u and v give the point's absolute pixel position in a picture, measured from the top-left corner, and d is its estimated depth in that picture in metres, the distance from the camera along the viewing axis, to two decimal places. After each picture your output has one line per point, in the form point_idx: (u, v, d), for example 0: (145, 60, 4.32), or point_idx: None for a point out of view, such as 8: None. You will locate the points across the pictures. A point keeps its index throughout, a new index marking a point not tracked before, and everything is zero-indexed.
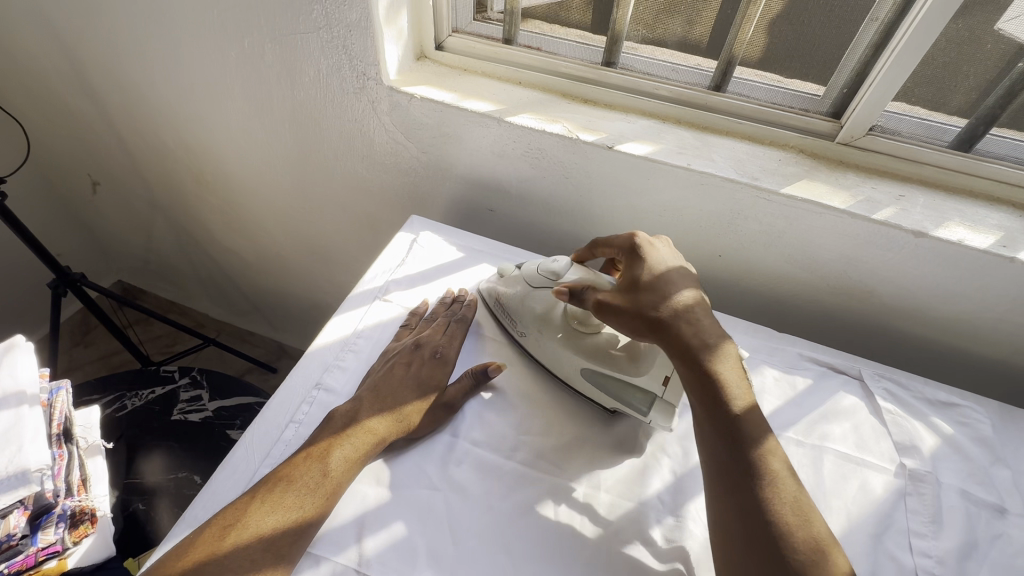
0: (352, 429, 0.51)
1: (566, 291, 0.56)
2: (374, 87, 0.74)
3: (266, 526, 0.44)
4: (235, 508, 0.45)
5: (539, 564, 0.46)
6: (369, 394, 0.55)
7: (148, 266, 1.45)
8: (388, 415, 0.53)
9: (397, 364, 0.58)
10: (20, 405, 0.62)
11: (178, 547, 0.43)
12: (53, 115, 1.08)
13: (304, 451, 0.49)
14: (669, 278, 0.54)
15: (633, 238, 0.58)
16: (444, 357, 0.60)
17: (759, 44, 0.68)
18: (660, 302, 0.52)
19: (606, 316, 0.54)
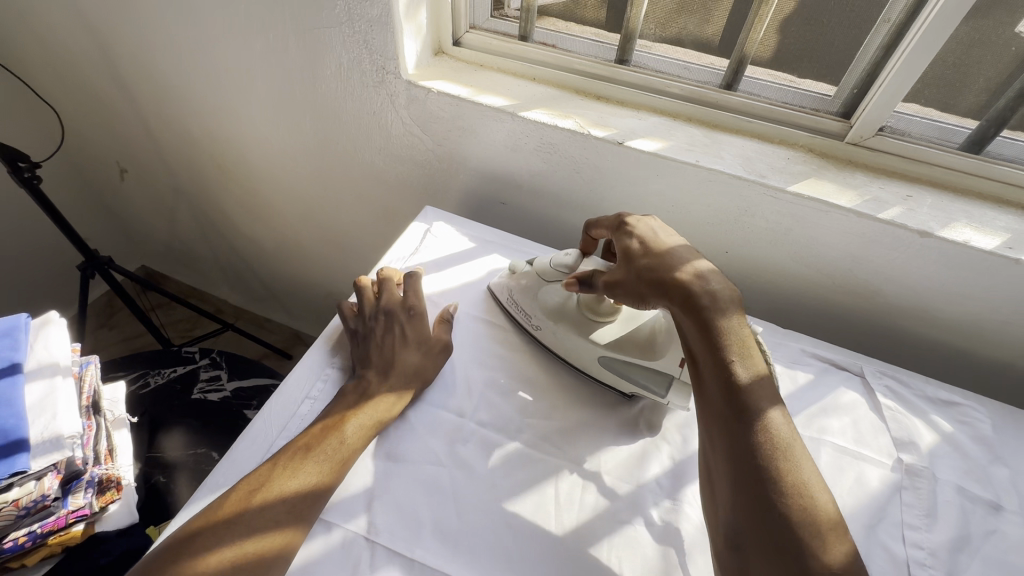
0: (366, 402, 0.54)
1: (575, 281, 0.59)
2: (393, 80, 0.77)
3: (289, 489, 0.46)
4: (257, 473, 0.48)
5: (539, 539, 0.48)
6: (376, 366, 0.58)
7: (171, 252, 1.50)
8: (397, 385, 0.56)
9: (381, 330, 0.61)
10: (54, 375, 0.66)
11: (204, 510, 0.46)
12: (86, 105, 1.13)
13: (321, 422, 0.52)
14: (661, 246, 0.55)
15: (621, 217, 0.60)
16: (420, 315, 0.64)
17: (771, 44, 0.69)
18: (654, 266, 0.53)
19: (617, 296, 0.56)
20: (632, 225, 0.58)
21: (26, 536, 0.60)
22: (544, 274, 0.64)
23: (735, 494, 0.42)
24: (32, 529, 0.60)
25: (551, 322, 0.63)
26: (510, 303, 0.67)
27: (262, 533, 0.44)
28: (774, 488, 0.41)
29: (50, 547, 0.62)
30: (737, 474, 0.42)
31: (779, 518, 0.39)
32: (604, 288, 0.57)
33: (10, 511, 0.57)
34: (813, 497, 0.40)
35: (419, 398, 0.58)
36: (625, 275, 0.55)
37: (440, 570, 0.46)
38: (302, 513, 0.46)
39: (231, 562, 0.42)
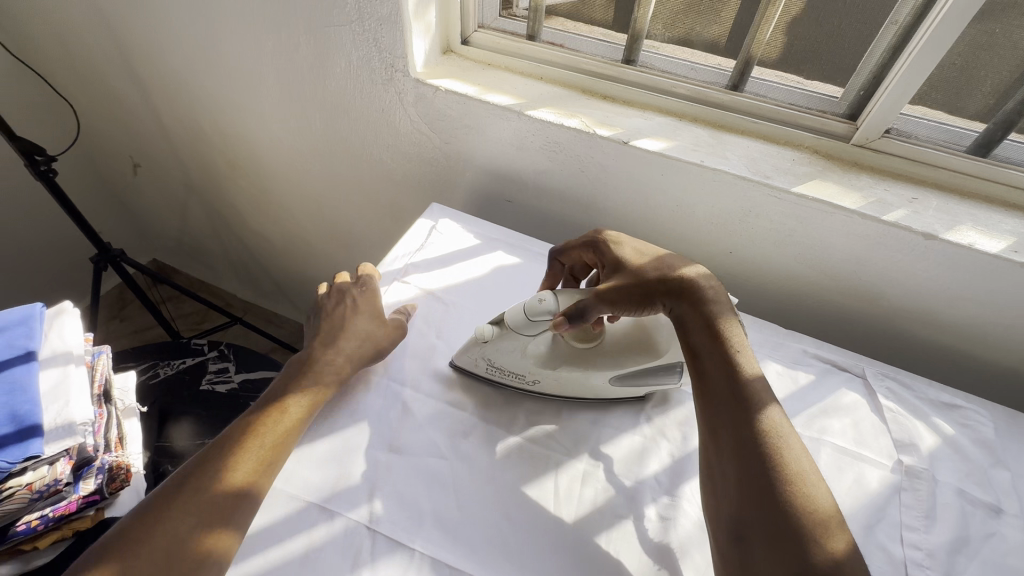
0: (318, 372, 0.56)
1: (565, 319, 0.52)
2: (401, 78, 0.77)
3: (225, 479, 0.46)
4: (215, 450, 0.49)
5: (537, 532, 0.49)
6: (323, 337, 0.60)
7: (181, 246, 1.52)
8: (348, 351, 0.58)
9: (333, 307, 0.63)
10: (67, 363, 0.67)
11: (164, 490, 0.46)
12: (101, 100, 1.15)
13: (273, 395, 0.54)
14: (644, 252, 0.58)
15: (599, 233, 0.62)
16: (369, 289, 0.66)
17: (778, 45, 0.69)
18: (651, 267, 0.55)
19: (618, 306, 0.53)
20: (612, 237, 0.61)
21: (38, 519, 0.62)
22: (521, 330, 0.55)
23: (737, 486, 0.43)
24: (44, 513, 0.62)
25: (549, 370, 0.57)
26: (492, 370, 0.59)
27: (198, 522, 0.44)
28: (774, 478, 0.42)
29: (62, 531, 0.65)
30: (738, 467, 0.44)
31: (781, 506, 0.41)
32: (603, 306, 0.53)
33: (24, 494, 0.58)
34: (809, 486, 0.42)
35: (421, 392, 0.59)
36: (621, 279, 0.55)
37: (440, 560, 0.47)
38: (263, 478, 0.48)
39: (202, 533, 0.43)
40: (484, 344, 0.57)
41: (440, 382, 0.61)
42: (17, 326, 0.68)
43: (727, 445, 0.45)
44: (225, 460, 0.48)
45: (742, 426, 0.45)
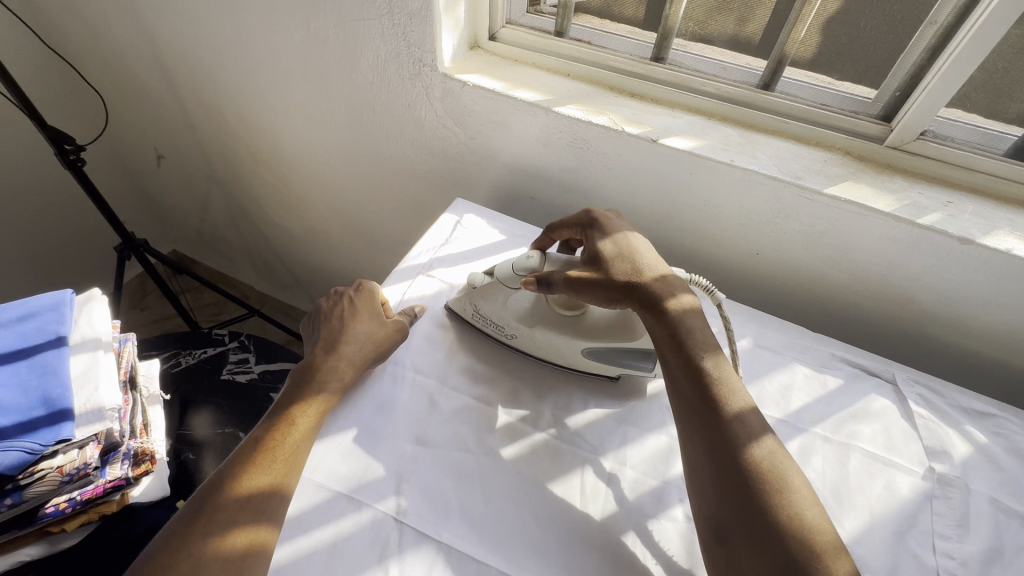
0: (323, 379, 0.55)
1: (534, 280, 0.58)
2: (429, 73, 0.78)
3: (248, 491, 0.46)
4: (229, 469, 0.48)
5: (563, 529, 0.49)
6: (323, 344, 0.58)
7: (201, 237, 1.54)
8: (352, 356, 0.57)
9: (330, 311, 0.62)
10: (96, 349, 0.68)
11: (182, 514, 0.45)
12: (128, 91, 1.16)
13: (281, 407, 0.53)
14: (627, 244, 0.59)
15: (590, 213, 0.64)
16: (368, 290, 0.64)
17: (812, 44, 0.68)
18: (626, 267, 0.56)
19: (582, 293, 0.57)
20: (602, 220, 0.62)
21: (66, 502, 0.62)
22: (507, 281, 0.62)
23: (719, 493, 0.44)
24: (72, 496, 0.63)
25: (525, 326, 0.62)
26: (480, 322, 0.64)
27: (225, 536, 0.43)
28: (754, 483, 0.43)
29: (89, 514, 0.66)
30: (718, 473, 0.44)
31: (763, 512, 0.41)
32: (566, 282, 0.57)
33: (55, 477, 0.59)
34: (792, 490, 0.43)
35: (446, 385, 0.59)
36: (593, 270, 0.57)
37: (468, 553, 0.47)
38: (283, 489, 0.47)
39: (231, 551, 0.42)
40: (473, 290, 0.64)
41: (464, 376, 0.61)
42: (48, 312, 0.69)
43: (706, 452, 0.45)
44: (243, 471, 0.47)
45: (717, 431, 0.46)
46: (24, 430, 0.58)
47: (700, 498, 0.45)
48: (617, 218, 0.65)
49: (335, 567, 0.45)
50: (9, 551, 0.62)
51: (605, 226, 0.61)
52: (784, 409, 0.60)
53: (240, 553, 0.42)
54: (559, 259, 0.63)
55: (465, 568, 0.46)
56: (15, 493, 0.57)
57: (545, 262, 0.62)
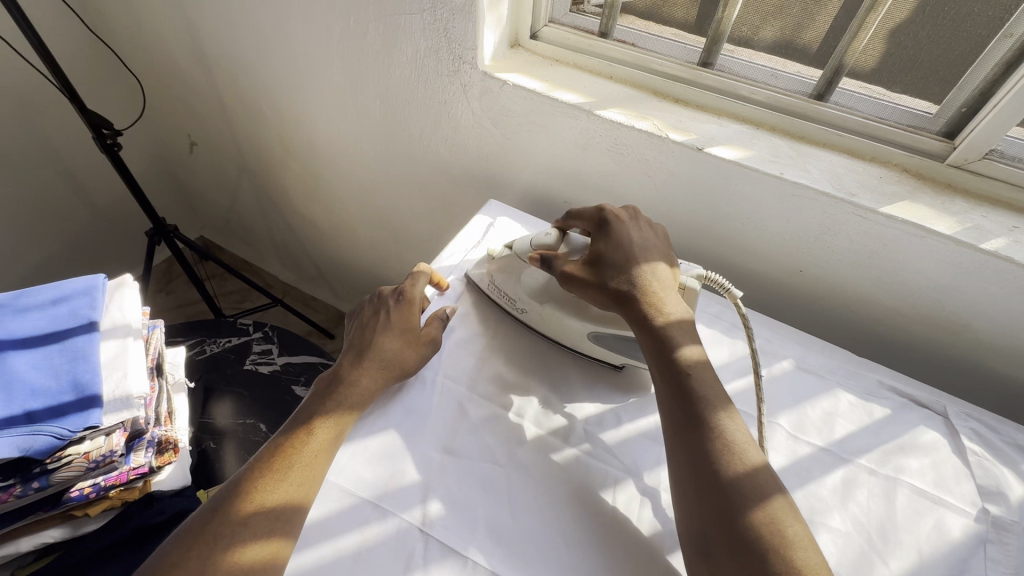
0: (345, 391, 0.53)
1: (540, 258, 0.60)
2: (469, 71, 0.76)
3: (269, 502, 0.45)
4: (246, 476, 0.47)
5: (593, 551, 0.47)
6: (351, 354, 0.57)
7: (228, 225, 1.55)
8: (376, 370, 0.55)
9: (369, 318, 0.61)
10: (126, 336, 0.68)
11: (196, 518, 0.45)
12: (166, 77, 1.17)
13: (303, 417, 0.52)
14: (636, 257, 0.57)
15: (601, 211, 0.61)
16: (407, 298, 0.61)
17: (873, 54, 0.65)
18: (628, 283, 0.55)
19: (575, 290, 0.58)
20: (612, 221, 0.60)
21: (91, 487, 0.62)
22: (521, 254, 0.63)
23: (701, 502, 0.44)
24: (97, 481, 0.63)
25: (536, 303, 0.63)
26: (490, 288, 0.67)
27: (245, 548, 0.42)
28: (740, 497, 0.42)
29: (112, 499, 0.66)
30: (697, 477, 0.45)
31: (738, 523, 0.41)
32: (562, 273, 0.58)
33: (81, 462, 0.59)
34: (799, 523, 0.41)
35: (476, 393, 0.58)
36: (590, 275, 0.57)
37: (494, 572, 0.45)
38: (298, 506, 0.45)
39: (237, 567, 0.41)
40: (493, 261, 0.66)
41: (493, 384, 0.59)
42: (80, 296, 0.69)
43: (697, 472, 0.45)
44: (265, 480, 0.46)
45: (697, 442, 0.46)
46: (54, 414, 0.58)
47: (683, 509, 0.45)
48: (631, 214, 0.63)
49: None
50: (35, 531, 0.63)
51: (614, 228, 0.59)
52: (826, 438, 0.57)
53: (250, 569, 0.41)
54: (577, 241, 0.61)
55: None
56: (42, 477, 0.57)
57: (565, 241, 0.61)
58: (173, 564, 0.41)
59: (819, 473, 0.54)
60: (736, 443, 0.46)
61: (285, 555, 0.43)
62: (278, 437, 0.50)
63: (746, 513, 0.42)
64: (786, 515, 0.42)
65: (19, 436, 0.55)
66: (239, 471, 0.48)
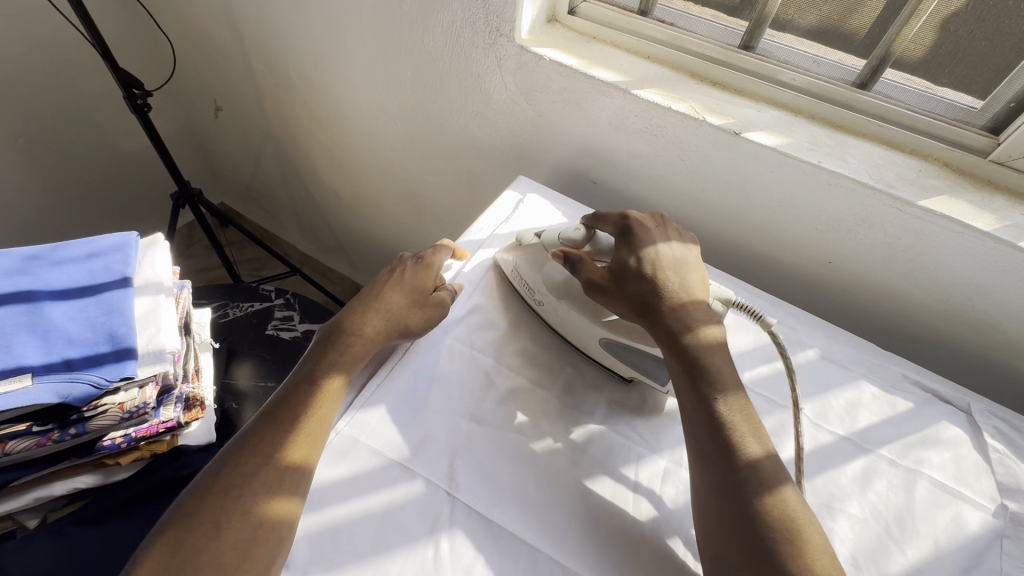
0: (349, 340, 0.54)
1: (562, 256, 0.59)
2: (505, 44, 0.75)
3: (280, 456, 0.45)
4: (253, 426, 0.47)
5: (614, 522, 0.48)
6: (359, 308, 0.57)
7: (249, 192, 1.56)
8: (378, 319, 0.56)
9: (382, 276, 0.61)
10: (157, 293, 0.69)
11: (207, 471, 0.45)
12: (196, 40, 1.17)
13: (307, 368, 0.52)
14: (658, 261, 0.56)
15: (626, 218, 0.60)
16: (426, 263, 0.62)
17: (923, 43, 0.64)
18: (650, 291, 0.54)
19: (602, 299, 0.56)
20: (637, 228, 0.59)
21: (123, 437, 0.64)
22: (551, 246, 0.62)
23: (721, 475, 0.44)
24: (128, 432, 0.65)
25: (554, 298, 0.61)
26: (517, 279, 0.65)
27: (260, 501, 0.42)
28: (765, 480, 0.43)
29: (141, 451, 0.68)
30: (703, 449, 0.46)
31: (766, 501, 0.42)
32: (583, 278, 0.57)
33: (116, 412, 0.61)
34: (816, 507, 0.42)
35: (503, 366, 0.59)
36: (611, 285, 0.56)
37: (518, 536, 0.46)
38: (308, 452, 0.46)
39: (253, 516, 0.41)
40: (520, 247, 0.65)
41: (519, 359, 0.60)
42: (115, 252, 0.70)
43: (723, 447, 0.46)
44: (276, 435, 0.46)
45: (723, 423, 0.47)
46: (91, 363, 0.59)
47: (698, 483, 0.46)
48: (660, 221, 0.61)
49: (388, 536, 0.45)
50: (67, 477, 0.66)
51: (638, 236, 0.58)
52: (849, 427, 0.58)
53: (266, 521, 0.41)
54: (604, 241, 0.60)
55: (514, 551, 0.45)
56: (79, 424, 0.60)
57: (592, 240, 0.60)
58: (189, 512, 0.42)
59: (839, 461, 0.55)
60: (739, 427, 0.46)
61: (298, 508, 0.43)
62: (284, 393, 0.50)
63: (772, 494, 0.43)
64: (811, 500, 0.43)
65: (59, 382, 0.57)
66: (246, 426, 0.48)
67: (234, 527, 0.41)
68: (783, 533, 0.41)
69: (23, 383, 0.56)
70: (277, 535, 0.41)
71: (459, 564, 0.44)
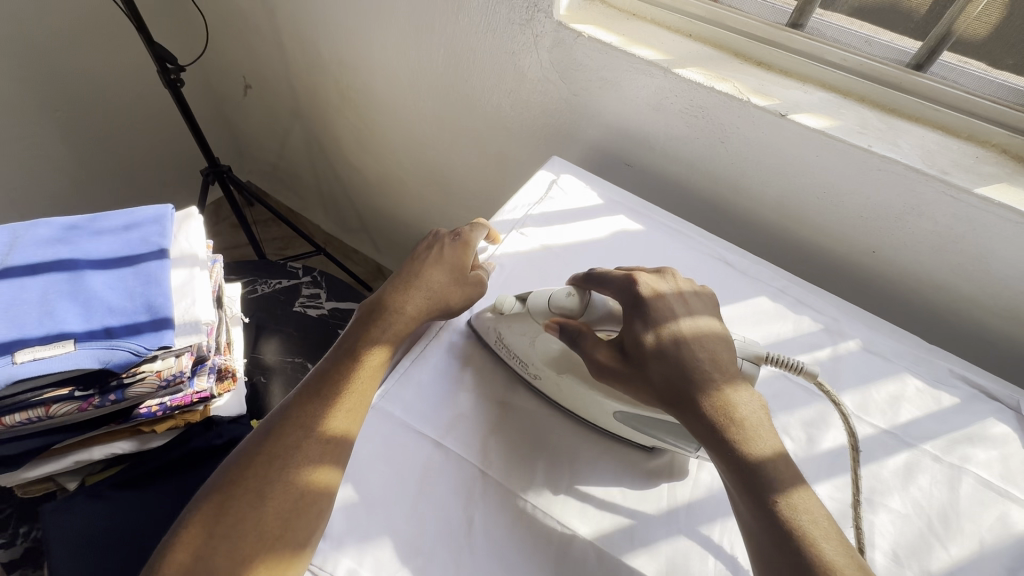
0: (390, 317, 0.53)
1: (557, 327, 0.49)
2: (543, 20, 0.73)
3: (323, 427, 0.45)
4: (296, 398, 0.47)
5: (647, 509, 0.48)
6: (399, 285, 0.56)
7: (275, 171, 1.57)
8: (419, 298, 0.55)
9: (420, 253, 0.60)
10: (193, 266, 0.70)
11: (252, 440, 0.45)
12: (227, 16, 1.17)
13: (348, 344, 0.52)
14: (680, 336, 0.46)
15: (635, 280, 0.49)
16: (464, 239, 0.61)
17: (988, 22, 0.61)
18: (672, 372, 0.44)
19: (615, 383, 0.46)
20: (649, 295, 0.48)
21: (158, 406, 0.66)
22: (538, 316, 0.51)
23: None
24: (163, 401, 0.66)
25: (553, 373, 0.51)
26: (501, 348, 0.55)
27: (303, 471, 0.42)
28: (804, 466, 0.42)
29: (175, 419, 0.70)
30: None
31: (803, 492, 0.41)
32: (588, 357, 0.47)
33: (153, 380, 0.62)
34: None
35: None
36: (625, 367, 0.46)
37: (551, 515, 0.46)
38: (348, 424, 0.46)
39: (296, 485, 0.42)
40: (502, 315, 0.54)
41: None
42: (151, 224, 0.71)
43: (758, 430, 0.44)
44: (319, 407, 0.46)
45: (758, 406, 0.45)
46: (130, 331, 0.60)
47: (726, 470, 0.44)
48: (670, 278, 0.51)
49: (421, 509, 0.45)
50: (105, 441, 0.67)
51: (650, 301, 0.48)
52: (890, 421, 0.56)
53: (309, 490, 0.42)
54: (601, 305, 0.49)
55: (547, 533, 0.45)
56: (118, 390, 0.61)
57: (590, 307, 0.49)
58: (233, 479, 0.42)
59: (880, 455, 0.54)
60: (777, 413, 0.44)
61: (339, 479, 0.44)
62: (327, 366, 0.50)
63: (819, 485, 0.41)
64: None
65: (100, 348, 0.58)
66: (289, 397, 0.48)
67: (279, 495, 0.41)
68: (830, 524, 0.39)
69: (65, 348, 0.57)
70: (319, 505, 0.41)
71: (493, 542, 0.44)
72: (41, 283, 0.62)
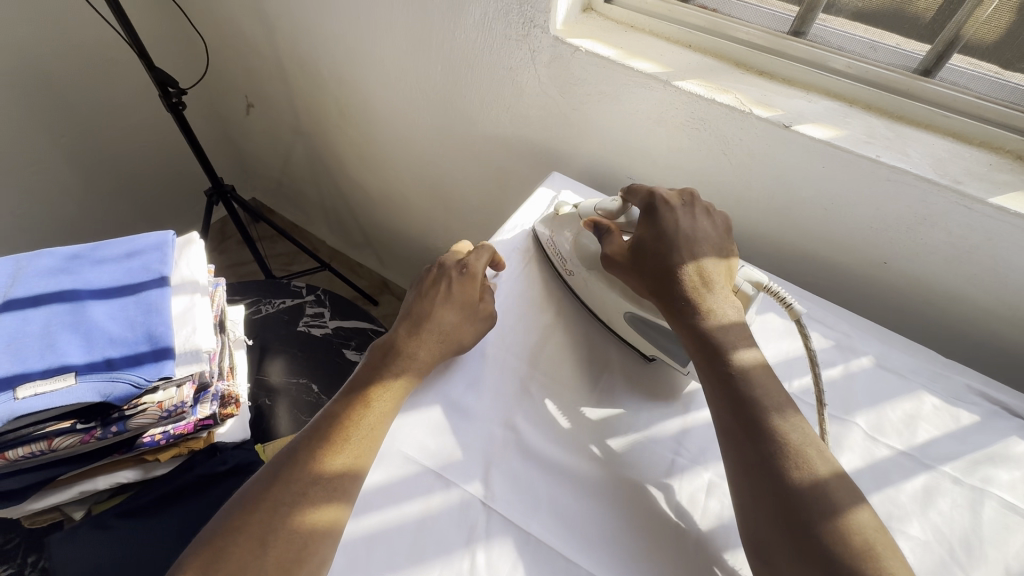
0: (402, 361, 0.53)
1: (592, 225, 0.63)
2: (539, 35, 0.72)
3: (330, 469, 0.44)
4: (304, 439, 0.47)
5: (656, 541, 0.46)
6: (409, 325, 0.56)
7: (279, 188, 1.57)
8: (432, 343, 0.54)
9: (428, 288, 0.59)
10: (193, 292, 0.69)
11: (258, 482, 0.44)
12: (228, 37, 1.18)
13: (358, 384, 0.51)
14: (679, 245, 0.55)
15: (656, 194, 0.59)
16: (471, 271, 0.59)
17: (996, 25, 0.59)
18: (664, 272, 0.54)
19: (620, 274, 0.58)
20: (661, 206, 0.58)
21: (162, 434, 0.66)
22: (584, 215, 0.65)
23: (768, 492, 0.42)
24: (166, 430, 0.66)
25: (585, 269, 0.62)
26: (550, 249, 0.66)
27: (309, 515, 0.42)
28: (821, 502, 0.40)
29: (180, 446, 0.69)
30: (749, 458, 0.44)
31: (822, 530, 0.39)
32: (604, 251, 0.60)
33: (155, 410, 0.62)
34: (875, 543, 0.39)
35: (538, 370, 0.57)
36: (630, 260, 0.58)
37: (556, 550, 0.45)
38: (353, 468, 0.45)
39: (301, 529, 0.41)
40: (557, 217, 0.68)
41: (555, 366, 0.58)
42: (152, 251, 0.71)
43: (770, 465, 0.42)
44: (325, 449, 0.46)
45: (769, 439, 0.43)
46: (131, 362, 0.60)
47: (743, 506, 0.43)
48: (688, 199, 0.60)
49: (423, 548, 0.44)
50: (109, 471, 0.67)
51: (660, 211, 0.58)
52: (905, 440, 0.54)
53: (314, 535, 0.41)
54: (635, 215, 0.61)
55: (551, 567, 0.44)
56: (120, 422, 0.61)
57: (625, 212, 0.61)
58: (236, 524, 0.41)
59: (898, 478, 0.51)
60: (795, 447, 0.43)
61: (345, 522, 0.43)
62: (336, 406, 0.50)
63: (833, 517, 0.39)
64: (875, 533, 0.39)
65: (101, 381, 0.57)
66: (297, 437, 0.48)
67: (283, 540, 0.40)
68: (849, 555, 0.38)
69: (66, 382, 0.57)
70: (323, 549, 0.41)
71: None
72: (42, 315, 0.61)
